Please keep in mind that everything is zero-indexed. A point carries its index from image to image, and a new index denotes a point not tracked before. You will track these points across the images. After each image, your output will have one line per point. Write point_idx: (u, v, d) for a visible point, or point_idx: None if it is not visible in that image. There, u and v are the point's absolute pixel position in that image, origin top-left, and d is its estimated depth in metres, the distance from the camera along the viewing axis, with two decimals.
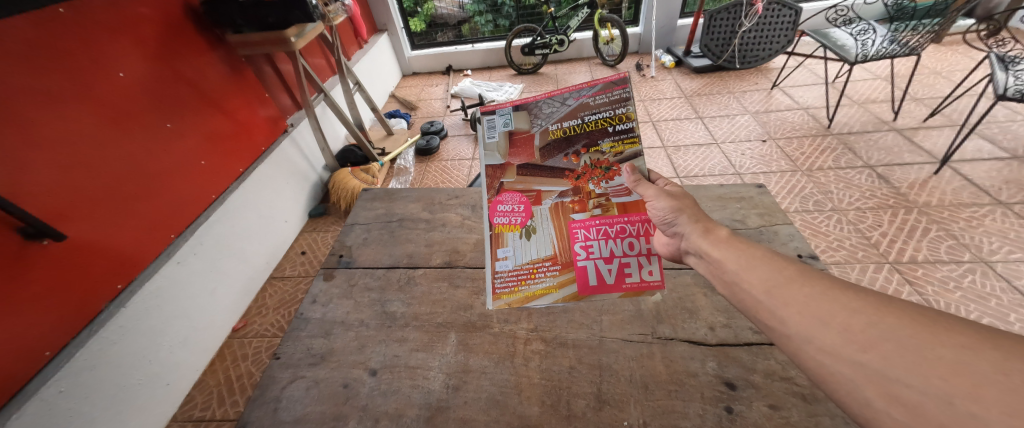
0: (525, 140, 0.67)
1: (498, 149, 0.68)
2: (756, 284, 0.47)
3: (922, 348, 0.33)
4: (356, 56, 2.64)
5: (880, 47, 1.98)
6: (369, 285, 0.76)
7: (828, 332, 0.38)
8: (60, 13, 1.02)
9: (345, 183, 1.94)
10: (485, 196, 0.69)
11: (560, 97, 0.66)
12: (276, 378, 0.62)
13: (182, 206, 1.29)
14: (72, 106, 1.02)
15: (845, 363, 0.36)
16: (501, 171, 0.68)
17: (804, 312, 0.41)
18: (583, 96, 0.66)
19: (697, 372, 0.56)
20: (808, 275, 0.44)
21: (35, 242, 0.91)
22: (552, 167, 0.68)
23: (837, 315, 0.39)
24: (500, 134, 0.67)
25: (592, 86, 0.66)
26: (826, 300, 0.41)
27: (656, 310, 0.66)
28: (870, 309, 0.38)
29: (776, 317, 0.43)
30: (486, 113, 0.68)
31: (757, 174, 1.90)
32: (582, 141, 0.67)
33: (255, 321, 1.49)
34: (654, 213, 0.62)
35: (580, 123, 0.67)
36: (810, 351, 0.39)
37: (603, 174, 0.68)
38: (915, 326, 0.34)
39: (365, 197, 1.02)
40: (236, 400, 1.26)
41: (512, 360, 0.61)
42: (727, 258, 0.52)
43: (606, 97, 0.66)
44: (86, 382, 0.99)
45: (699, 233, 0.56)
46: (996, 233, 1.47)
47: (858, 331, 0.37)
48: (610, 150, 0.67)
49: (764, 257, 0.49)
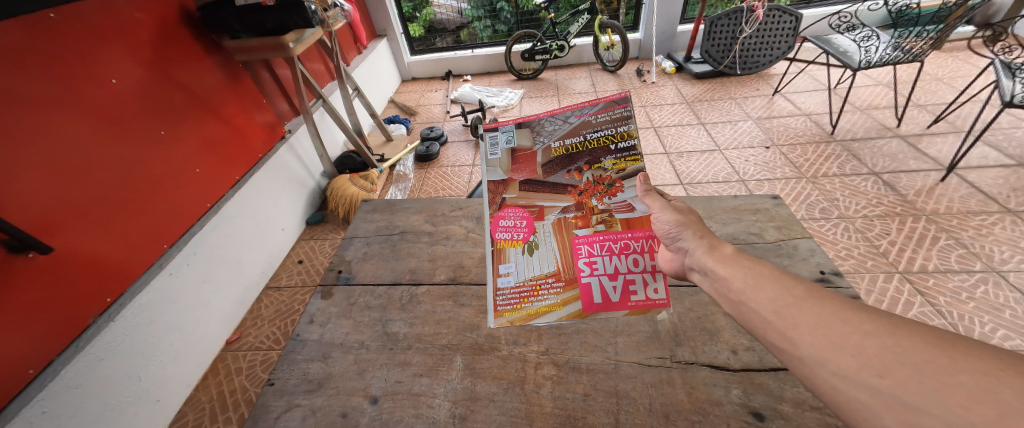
0: (527, 156, 0.71)
1: (501, 165, 0.72)
2: (764, 303, 0.44)
3: (940, 373, 0.31)
4: (355, 61, 2.62)
5: (882, 54, 1.97)
6: (370, 304, 0.73)
7: (842, 356, 0.36)
8: (51, 18, 0.99)
9: (343, 191, 1.90)
10: (488, 211, 0.71)
11: (563, 115, 0.71)
12: (270, 407, 0.58)
13: (176, 216, 1.25)
14: (61, 112, 0.98)
15: (861, 388, 0.34)
16: (503, 187, 0.71)
17: (818, 334, 0.38)
18: (585, 114, 0.70)
19: (722, 400, 0.53)
20: (818, 294, 0.42)
21: (21, 255, 0.87)
22: (555, 183, 0.70)
23: (850, 338, 0.37)
24: (502, 151, 0.72)
25: (594, 105, 0.70)
26: (837, 321, 0.38)
27: (674, 331, 0.62)
28: (884, 332, 0.36)
29: (786, 339, 0.41)
30: (490, 130, 0.73)
31: (761, 181, 1.87)
32: (584, 158, 0.69)
33: (251, 332, 1.45)
34: (659, 227, 0.60)
35: (582, 140, 0.69)
36: (824, 375, 0.37)
37: (606, 190, 0.69)
38: (932, 351, 0.33)
39: (365, 209, 0.98)
40: (230, 417, 1.22)
41: (523, 386, 0.57)
42: (734, 276, 0.49)
43: (607, 115, 0.69)
44: (72, 400, 0.94)
45: (704, 249, 0.54)
46: (1006, 242, 1.45)
47: (872, 355, 0.35)
48: (612, 167, 0.68)
49: (773, 275, 0.47)
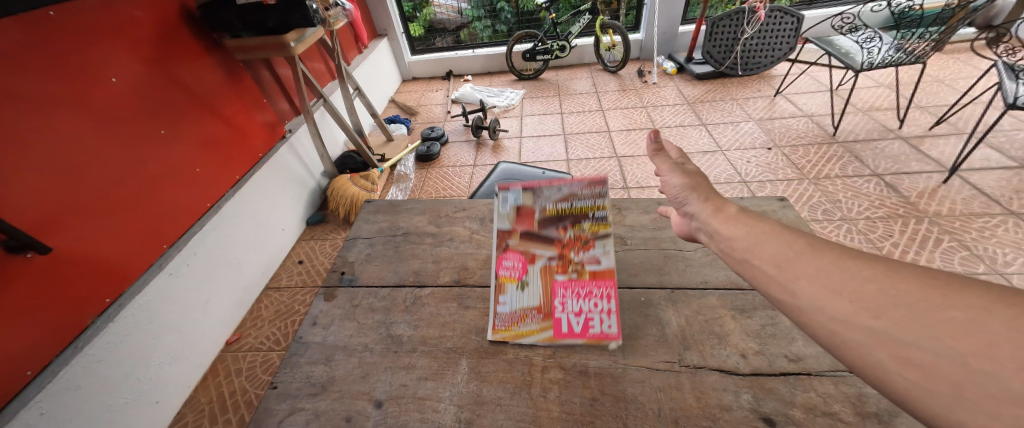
0: (528, 213, 0.71)
1: (506, 216, 0.73)
2: (766, 259, 0.45)
3: (933, 311, 0.32)
4: (355, 61, 2.61)
5: (885, 55, 1.95)
6: (373, 306, 0.72)
7: (839, 301, 0.37)
8: (50, 16, 0.98)
9: (343, 190, 1.89)
10: (493, 251, 0.72)
11: (560, 184, 0.69)
12: (272, 411, 0.57)
13: (175, 216, 1.24)
14: (61, 112, 0.97)
15: (856, 329, 0.35)
16: (508, 235, 0.72)
17: (817, 283, 0.39)
18: (577, 186, 0.68)
19: (732, 405, 0.52)
20: (818, 247, 0.43)
21: (18, 255, 0.86)
22: (546, 237, 0.71)
23: (848, 284, 0.38)
24: (509, 207, 0.71)
25: (586, 179, 0.68)
26: (837, 270, 0.40)
27: (682, 334, 0.62)
28: (881, 276, 0.37)
29: (786, 290, 0.42)
30: (502, 188, 0.71)
31: (763, 182, 1.87)
32: (570, 220, 0.70)
33: (251, 333, 1.44)
34: (667, 190, 0.62)
35: (571, 206, 0.69)
36: (820, 320, 0.38)
37: (581, 245, 0.70)
38: (927, 291, 0.34)
39: (368, 209, 0.97)
40: (230, 418, 1.21)
41: (530, 390, 0.56)
42: (737, 236, 0.50)
43: (592, 190, 0.68)
44: (70, 402, 0.93)
45: (710, 211, 0.55)
46: (1010, 244, 1.45)
47: (868, 298, 0.36)
48: (589, 229, 0.70)
49: (776, 232, 0.48)
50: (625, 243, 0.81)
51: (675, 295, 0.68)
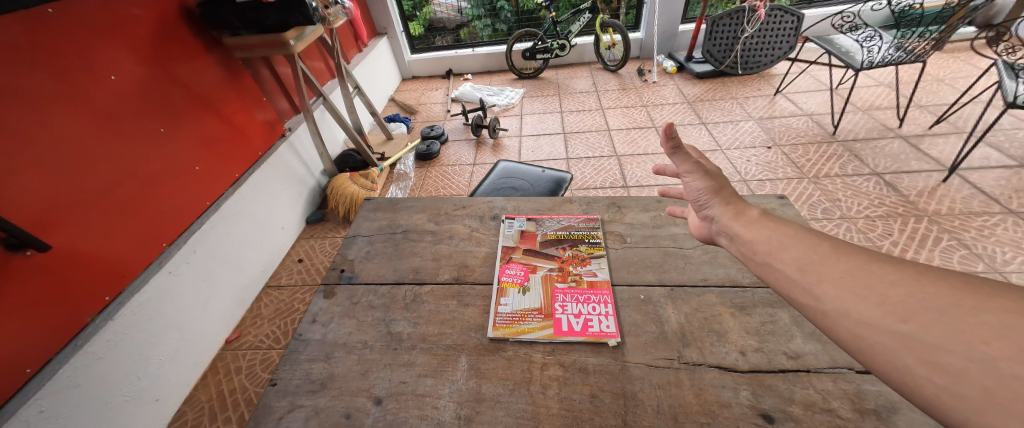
0: (531, 236, 0.84)
1: (510, 237, 0.84)
2: (789, 262, 0.47)
3: (963, 315, 0.33)
4: (355, 59, 2.60)
5: (886, 54, 1.95)
6: (372, 303, 0.72)
7: (866, 306, 0.38)
8: (49, 14, 0.98)
9: (343, 189, 1.89)
10: (498, 262, 0.78)
11: (557, 219, 0.89)
12: (272, 407, 0.58)
13: (175, 214, 1.24)
14: (60, 109, 0.97)
15: (884, 333, 0.36)
16: (512, 250, 0.81)
17: (841, 288, 0.41)
18: (572, 221, 0.88)
19: (731, 402, 0.52)
20: (843, 251, 0.45)
21: (18, 253, 0.86)
22: (547, 253, 0.79)
23: (874, 288, 0.39)
24: (514, 230, 0.86)
25: (579, 217, 0.89)
26: (863, 274, 0.41)
27: (681, 331, 0.62)
28: (909, 280, 0.38)
29: (810, 295, 0.43)
30: (508, 217, 0.90)
31: (762, 181, 1.87)
32: (569, 242, 0.81)
33: (250, 331, 1.44)
34: (689, 193, 0.64)
35: (568, 233, 0.84)
36: (847, 325, 0.39)
37: (580, 261, 0.77)
38: (955, 294, 0.35)
39: (368, 207, 0.98)
40: (229, 416, 1.20)
41: (529, 387, 0.56)
42: (758, 239, 0.53)
43: (586, 224, 0.86)
44: (69, 400, 0.93)
45: (731, 215, 0.58)
46: (1009, 243, 1.45)
47: (895, 302, 0.37)
48: (586, 249, 0.79)
49: (798, 237, 0.50)
50: (625, 241, 0.81)
51: (675, 292, 0.68)
